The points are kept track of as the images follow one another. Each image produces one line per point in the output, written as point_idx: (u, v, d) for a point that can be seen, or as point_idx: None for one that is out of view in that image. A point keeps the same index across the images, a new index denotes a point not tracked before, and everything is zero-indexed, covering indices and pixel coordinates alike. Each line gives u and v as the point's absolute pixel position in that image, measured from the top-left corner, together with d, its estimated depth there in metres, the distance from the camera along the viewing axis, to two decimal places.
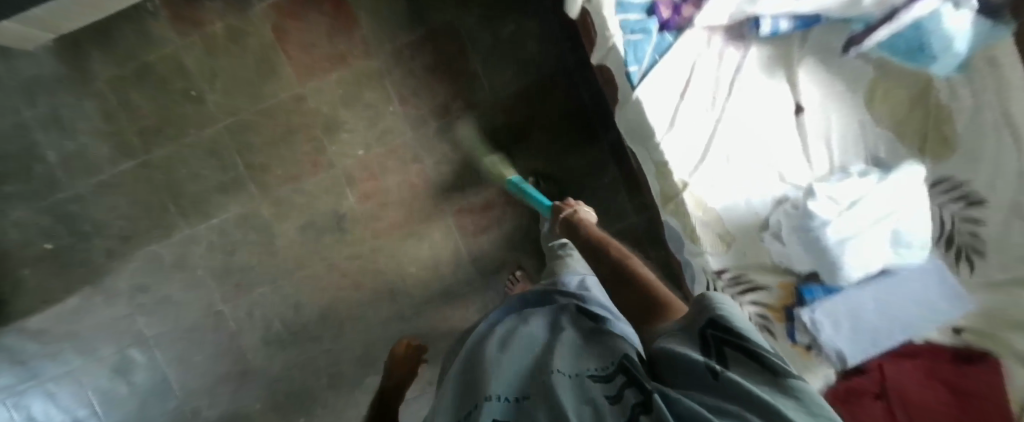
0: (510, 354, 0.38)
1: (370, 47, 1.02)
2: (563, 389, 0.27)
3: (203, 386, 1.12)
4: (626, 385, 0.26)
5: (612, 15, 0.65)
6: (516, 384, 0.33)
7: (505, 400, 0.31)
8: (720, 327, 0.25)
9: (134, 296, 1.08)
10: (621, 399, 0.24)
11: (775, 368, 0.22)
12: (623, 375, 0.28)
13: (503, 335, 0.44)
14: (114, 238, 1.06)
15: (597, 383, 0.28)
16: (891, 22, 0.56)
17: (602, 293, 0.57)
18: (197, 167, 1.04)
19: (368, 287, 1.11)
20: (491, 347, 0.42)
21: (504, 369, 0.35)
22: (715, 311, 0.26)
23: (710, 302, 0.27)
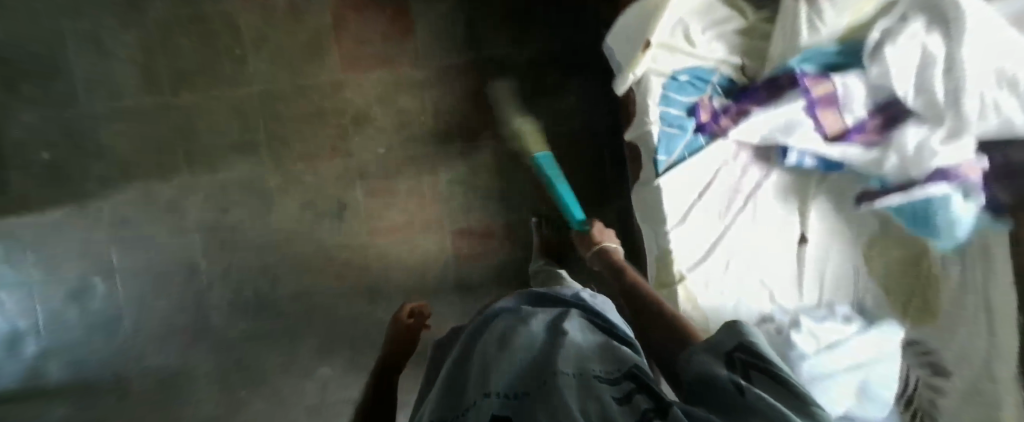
0: (506, 346, 0.37)
1: (418, 57, 1.04)
2: (567, 389, 0.27)
3: (156, 333, 1.10)
4: (636, 389, 0.27)
5: (656, 104, 0.69)
6: (513, 379, 0.32)
7: (500, 397, 0.30)
8: (748, 353, 0.28)
9: (115, 227, 1.07)
10: (631, 400, 0.25)
11: (802, 398, 0.22)
12: (632, 382, 0.28)
13: (499, 325, 0.43)
14: (114, 166, 1.05)
15: (604, 383, 0.28)
16: (906, 193, 0.58)
17: (604, 308, 0.51)
18: (219, 121, 1.05)
19: (350, 281, 1.10)
20: (489, 341, 0.40)
21: (500, 363, 0.34)
22: (747, 339, 0.28)
23: (743, 331, 0.29)
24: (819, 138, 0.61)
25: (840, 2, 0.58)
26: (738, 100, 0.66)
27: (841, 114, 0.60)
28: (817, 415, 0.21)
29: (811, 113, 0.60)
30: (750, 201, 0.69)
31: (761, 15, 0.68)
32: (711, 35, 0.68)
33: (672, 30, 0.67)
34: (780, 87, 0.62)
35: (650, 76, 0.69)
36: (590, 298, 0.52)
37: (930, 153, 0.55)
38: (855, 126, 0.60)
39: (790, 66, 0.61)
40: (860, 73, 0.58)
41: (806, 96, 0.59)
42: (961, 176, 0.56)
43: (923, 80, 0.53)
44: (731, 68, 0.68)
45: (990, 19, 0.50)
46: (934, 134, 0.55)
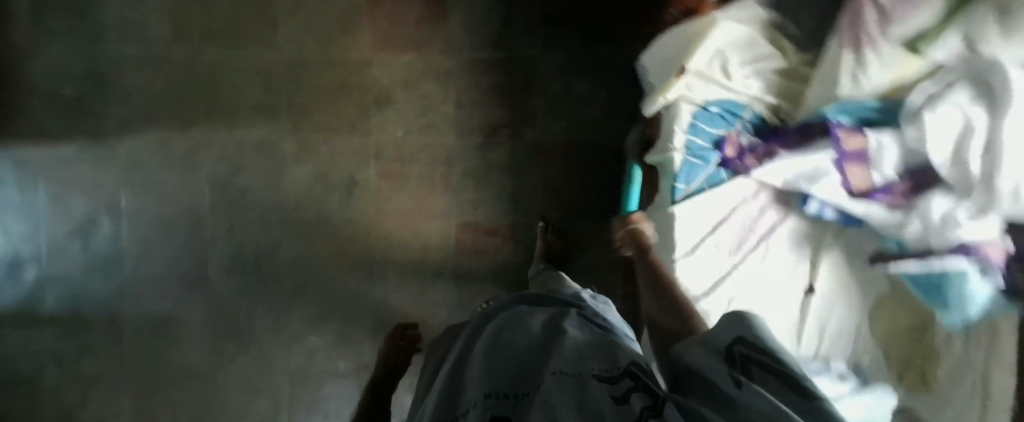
0: (501, 348, 0.38)
1: (450, 45, 1.03)
2: (559, 393, 0.27)
3: (153, 280, 1.11)
4: (634, 388, 0.26)
5: (682, 131, 0.68)
6: (506, 381, 0.33)
7: (493, 399, 0.31)
8: (748, 344, 0.28)
9: (127, 170, 1.08)
10: (628, 401, 0.24)
11: (798, 383, 0.22)
12: (630, 380, 0.27)
13: (496, 324, 0.43)
14: (135, 109, 1.06)
15: (601, 383, 0.28)
16: (922, 260, 0.57)
17: (602, 307, 0.53)
18: (243, 80, 1.05)
19: (350, 257, 1.11)
20: (489, 337, 0.41)
21: (494, 365, 0.35)
22: (748, 334, 0.28)
23: (745, 326, 0.29)
24: (843, 192, 0.61)
25: (888, 58, 0.56)
26: (766, 140, 0.65)
27: (869, 171, 0.59)
28: (812, 396, 0.21)
29: (838, 165, 0.59)
30: (762, 243, 0.69)
31: (804, 57, 0.65)
32: (749, 69, 0.66)
33: (710, 59, 0.66)
34: (811, 134, 0.61)
35: (680, 102, 0.68)
36: (590, 302, 0.52)
37: (954, 225, 0.53)
38: (882, 186, 0.59)
39: (825, 114, 0.60)
40: (895, 133, 0.57)
41: (836, 147, 0.58)
42: (981, 253, 0.54)
43: (959, 151, 0.52)
44: (765, 107, 0.67)
45: None
46: (962, 207, 0.53)
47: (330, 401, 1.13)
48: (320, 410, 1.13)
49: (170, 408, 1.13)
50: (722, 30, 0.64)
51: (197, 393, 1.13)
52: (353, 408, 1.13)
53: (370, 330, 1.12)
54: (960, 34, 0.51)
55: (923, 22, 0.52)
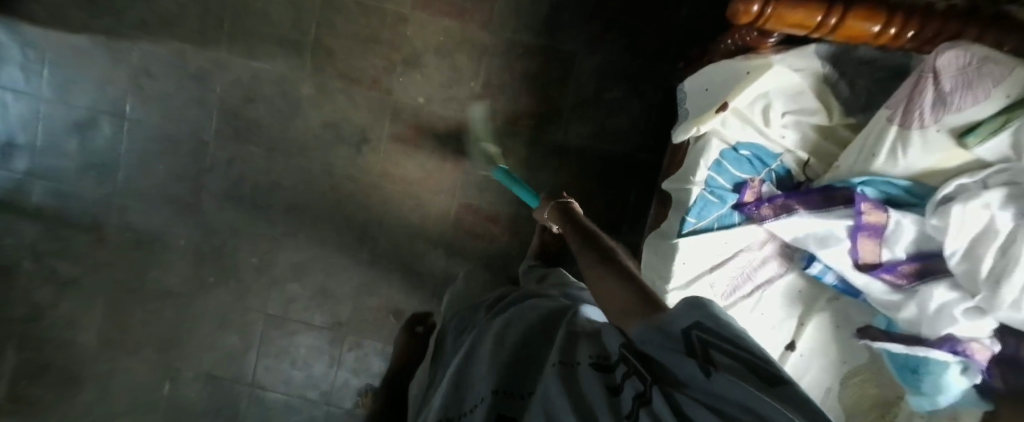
0: (501, 343, 0.39)
1: (491, 21, 1.00)
2: (555, 386, 0.27)
3: (145, 193, 1.09)
4: (626, 376, 0.24)
5: (706, 166, 0.67)
6: (507, 375, 0.34)
7: (498, 397, 0.32)
8: (706, 332, 0.23)
9: (138, 76, 1.04)
10: (622, 391, 0.23)
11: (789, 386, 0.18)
12: (625, 364, 0.26)
13: (500, 320, 0.44)
14: (155, 15, 1.02)
15: (596, 371, 0.27)
16: (908, 346, 0.57)
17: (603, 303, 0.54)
18: (273, 10, 1.01)
19: (346, 212, 1.10)
20: (494, 331, 0.42)
21: (495, 358, 0.36)
22: (706, 318, 0.24)
23: (699, 308, 0.24)
24: (850, 261, 0.60)
25: (933, 144, 0.55)
26: (787, 193, 0.65)
27: (880, 247, 0.59)
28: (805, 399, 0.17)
29: (852, 234, 0.59)
30: (757, 292, 0.69)
31: (848, 121, 0.65)
32: (788, 119, 0.65)
33: (753, 100, 0.64)
34: (832, 200, 0.60)
35: (712, 136, 0.67)
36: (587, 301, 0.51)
37: (948, 320, 0.55)
38: (889, 264, 0.59)
39: (852, 182, 0.59)
40: (917, 219, 0.57)
41: (856, 218, 0.58)
42: (968, 352, 0.55)
43: (976, 246, 0.52)
44: (795, 161, 0.67)
45: None
46: (961, 302, 0.55)
47: (300, 349, 1.14)
48: (289, 356, 1.14)
49: (141, 324, 1.14)
50: (775, 73, 0.62)
51: (171, 315, 1.13)
52: (321, 360, 1.14)
53: (353, 288, 1.12)
54: (1010, 134, 0.51)
55: (980, 113, 0.51)
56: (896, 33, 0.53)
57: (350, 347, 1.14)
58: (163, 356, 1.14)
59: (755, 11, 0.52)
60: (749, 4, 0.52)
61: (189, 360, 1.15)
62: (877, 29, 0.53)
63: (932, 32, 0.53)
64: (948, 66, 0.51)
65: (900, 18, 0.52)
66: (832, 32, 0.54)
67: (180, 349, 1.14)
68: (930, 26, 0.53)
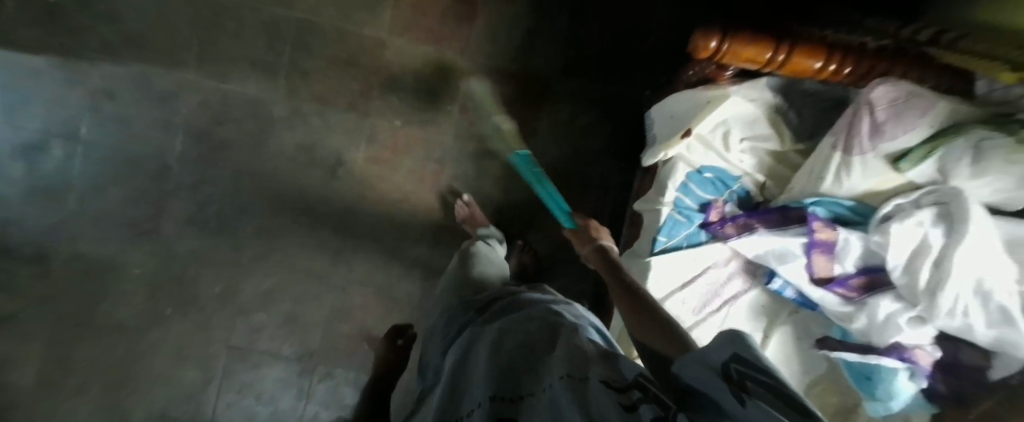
0: (501, 354, 0.43)
1: (468, 48, 1.03)
2: (563, 397, 0.30)
3: (98, 219, 1.03)
4: (643, 399, 0.24)
5: (674, 188, 0.71)
6: (508, 384, 0.38)
7: (497, 402, 0.37)
8: (741, 361, 0.23)
9: (97, 96, 1.00)
10: (637, 410, 0.23)
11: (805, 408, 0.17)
12: (641, 391, 0.26)
13: (498, 330, 0.49)
14: (120, 35, 0.99)
15: (608, 388, 0.27)
16: (862, 355, 0.62)
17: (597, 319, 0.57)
18: (246, 33, 1.01)
19: (319, 236, 1.07)
20: (496, 342, 0.46)
21: (494, 367, 0.41)
22: (745, 347, 0.23)
23: (742, 338, 0.24)
24: (806, 276, 0.65)
25: (871, 169, 0.61)
26: (747, 213, 0.69)
27: (832, 262, 0.64)
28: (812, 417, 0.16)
29: (807, 250, 0.64)
30: (724, 307, 0.72)
31: (798, 147, 0.70)
32: (745, 145, 0.71)
33: (713, 128, 0.70)
34: (788, 219, 0.65)
35: (678, 160, 0.71)
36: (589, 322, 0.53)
37: (895, 329, 0.60)
38: (840, 278, 0.64)
39: (804, 203, 0.65)
40: (863, 236, 0.62)
41: (809, 235, 0.63)
42: (914, 358, 0.60)
43: (916, 261, 0.58)
44: (753, 183, 0.72)
45: (991, 235, 0.55)
46: (905, 312, 0.60)
47: (266, 381, 1.09)
48: (253, 391, 1.09)
49: (88, 361, 1.05)
50: (733, 103, 0.68)
51: (121, 349, 1.06)
52: (288, 393, 1.10)
53: (323, 316, 1.09)
54: (935, 160, 0.57)
55: (907, 143, 0.58)
56: (835, 70, 0.60)
57: (320, 378, 1.10)
58: (111, 395, 1.06)
59: (713, 46, 0.58)
60: (708, 39, 0.57)
61: (140, 398, 1.07)
62: (819, 65, 0.59)
63: (865, 69, 0.60)
64: (879, 100, 0.58)
65: (838, 56, 0.59)
66: (781, 67, 0.60)
67: (130, 387, 1.06)
68: (863, 64, 0.59)
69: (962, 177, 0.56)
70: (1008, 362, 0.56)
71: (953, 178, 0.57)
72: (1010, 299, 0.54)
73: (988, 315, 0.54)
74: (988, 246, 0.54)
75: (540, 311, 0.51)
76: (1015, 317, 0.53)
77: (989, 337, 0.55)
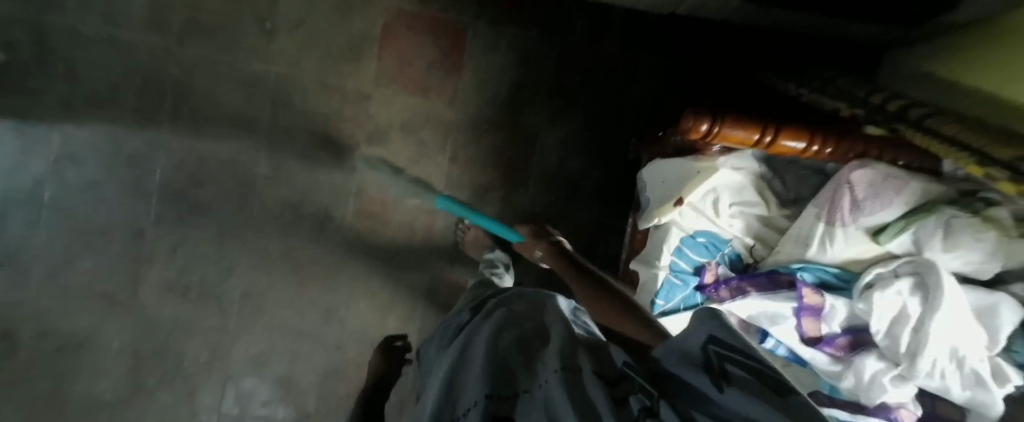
0: (496, 347, 0.44)
1: (456, 99, 1.03)
2: (557, 388, 0.34)
3: (67, 293, 0.98)
4: (632, 391, 0.32)
5: (669, 252, 0.74)
6: (500, 381, 0.39)
7: (493, 399, 0.37)
8: (719, 344, 0.31)
9: (61, 162, 0.95)
10: (628, 402, 0.31)
11: (775, 382, 0.25)
12: (629, 382, 0.33)
13: (495, 326, 0.48)
14: (82, 96, 0.94)
15: (602, 381, 0.33)
16: (852, 413, 0.67)
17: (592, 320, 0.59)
18: (222, 90, 0.97)
19: (309, 295, 1.05)
20: (488, 334, 0.47)
21: (486, 363, 0.41)
22: (717, 332, 0.31)
23: (713, 320, 0.32)
24: (797, 336, 0.69)
25: (852, 238, 0.64)
26: (739, 275, 0.73)
27: (820, 324, 0.68)
28: (783, 391, 0.25)
29: (797, 314, 0.68)
30: None
31: (784, 212, 0.74)
32: (734, 210, 0.73)
33: (703, 195, 0.72)
34: (778, 283, 0.69)
35: (671, 226, 0.74)
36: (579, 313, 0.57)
37: (880, 389, 0.63)
38: (828, 338, 0.68)
39: (792, 268, 0.69)
40: (847, 301, 0.66)
41: (798, 300, 0.67)
42: (898, 417, 0.65)
43: (896, 327, 0.62)
44: (744, 246, 0.75)
45: (961, 299, 0.59)
46: (888, 371, 0.63)
47: None
48: None
49: None
50: (721, 174, 0.71)
51: None
52: None
53: (318, 375, 1.08)
54: (910, 234, 0.62)
55: (886, 217, 0.62)
56: (818, 150, 0.63)
57: None
58: None
59: (703, 128, 0.61)
60: (698, 122, 0.60)
61: None
62: (801, 146, 0.62)
63: (846, 147, 0.63)
64: (858, 180, 0.62)
65: (820, 138, 0.62)
66: (767, 148, 0.63)
67: None
68: (842, 145, 0.63)
69: (936, 250, 0.60)
70: (980, 416, 0.60)
71: (928, 250, 0.60)
72: (982, 363, 0.58)
73: (963, 378, 0.59)
74: (962, 314, 0.59)
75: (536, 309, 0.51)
76: (986, 380, 0.57)
77: (964, 396, 0.59)
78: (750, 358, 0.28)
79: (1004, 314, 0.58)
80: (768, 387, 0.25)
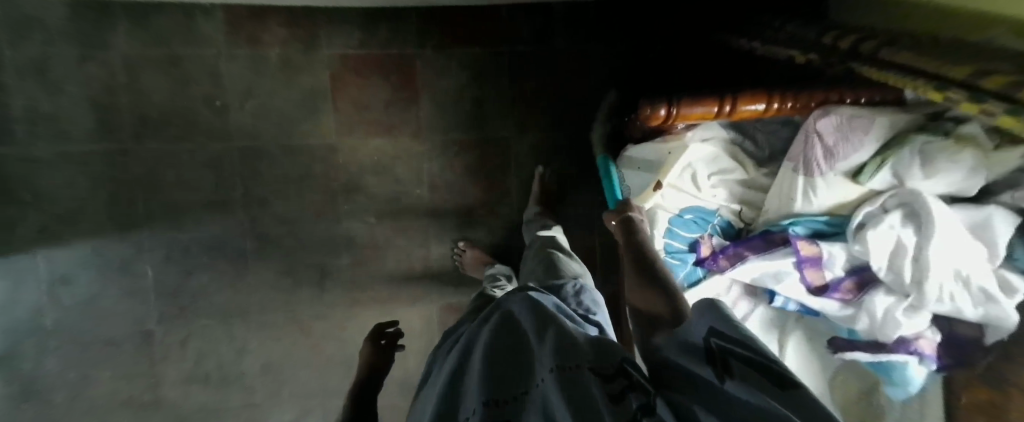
0: (492, 353, 0.44)
1: (420, 129, 1.02)
2: (555, 392, 0.33)
3: (95, 406, 1.00)
4: (629, 386, 0.30)
5: (660, 236, 0.74)
6: (495, 385, 0.39)
7: (490, 407, 0.36)
8: (723, 338, 0.33)
9: (52, 286, 0.95)
10: (625, 398, 0.29)
11: (777, 370, 0.27)
12: (625, 379, 0.32)
13: (492, 332, 0.47)
14: (55, 218, 0.94)
15: (597, 379, 0.32)
16: (873, 354, 0.66)
17: (601, 310, 0.59)
18: (189, 177, 0.97)
19: (325, 353, 1.07)
20: (486, 340, 0.46)
21: (481, 370, 0.41)
22: (722, 328, 0.33)
23: (720, 318, 0.34)
24: (803, 289, 0.69)
25: (833, 184, 0.64)
26: (734, 243, 0.73)
27: (823, 272, 0.68)
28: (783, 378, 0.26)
29: (798, 267, 0.68)
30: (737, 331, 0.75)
31: (763, 171, 0.73)
32: (715, 180, 0.73)
33: (680, 173, 0.72)
34: (773, 242, 0.69)
35: (657, 210, 0.74)
36: (580, 299, 0.58)
37: (894, 324, 0.63)
38: (834, 284, 0.68)
39: (783, 225, 0.69)
40: (844, 247, 0.66)
41: (796, 255, 0.67)
42: (920, 349, 0.64)
43: (895, 260, 0.62)
44: (732, 213, 0.75)
45: (954, 221, 0.58)
46: (899, 304, 0.63)
47: None
48: None
49: None
50: (692, 149, 0.72)
51: None
52: None
53: None
54: (889, 168, 0.61)
55: (861, 157, 0.62)
56: (779, 107, 0.63)
57: None
58: None
59: (661, 114, 0.62)
60: (656, 109, 0.62)
61: None
62: (762, 107, 0.62)
63: (807, 99, 0.64)
64: (824, 128, 0.63)
65: (778, 95, 0.62)
66: (729, 118, 0.63)
67: None
68: (802, 97, 0.63)
69: (916, 178, 0.60)
70: (999, 330, 0.59)
71: (909, 180, 0.60)
72: (988, 279, 0.58)
73: (973, 297, 0.59)
74: (957, 236, 0.58)
75: (529, 306, 0.49)
76: (996, 295, 0.57)
77: (978, 314, 0.59)
78: (752, 351, 0.30)
79: (999, 226, 0.57)
80: (770, 376, 0.27)
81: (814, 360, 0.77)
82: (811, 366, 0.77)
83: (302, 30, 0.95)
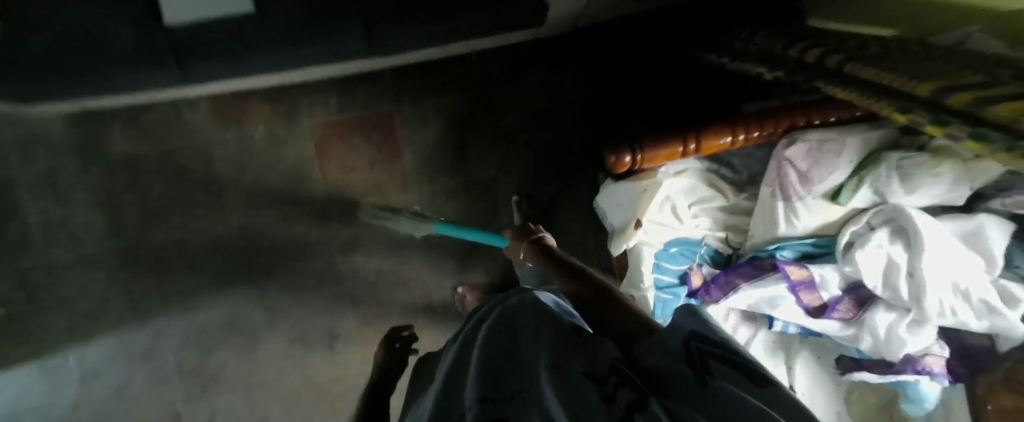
0: (488, 349, 0.41)
1: (406, 182, 1.04)
2: (549, 392, 0.30)
3: None
4: (619, 387, 0.28)
5: (650, 271, 0.72)
6: (492, 384, 0.36)
7: (487, 404, 0.34)
8: (702, 340, 0.30)
9: (85, 380, 1.00)
10: (615, 398, 0.26)
11: (764, 380, 0.25)
12: (618, 381, 0.29)
13: (489, 326, 0.44)
14: (79, 317, 0.98)
15: (590, 382, 0.29)
16: (881, 374, 0.65)
17: None
18: (196, 261, 1.01)
19: (342, 410, 1.13)
20: (483, 335, 0.43)
21: (478, 366, 0.39)
22: (700, 330, 0.31)
23: (700, 322, 0.32)
24: (801, 311, 0.67)
25: (814, 207, 0.62)
26: (724, 271, 0.72)
27: (818, 294, 0.66)
28: (770, 388, 0.25)
29: (792, 291, 0.66)
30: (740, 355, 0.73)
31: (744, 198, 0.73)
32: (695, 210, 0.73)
33: (660, 206, 0.70)
34: (762, 268, 0.67)
35: (642, 246, 0.71)
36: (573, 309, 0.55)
37: (898, 342, 0.61)
38: (831, 304, 0.66)
39: (770, 250, 0.67)
40: (834, 267, 0.65)
41: (787, 279, 0.65)
42: (928, 367, 0.62)
43: (890, 275, 0.60)
44: (717, 240, 0.76)
45: (944, 233, 0.56)
46: (902, 321, 0.61)
47: None
48: None
49: None
50: (667, 183, 0.69)
51: None
52: None
53: None
54: (869, 187, 0.59)
55: (838, 179, 0.60)
56: (745, 137, 0.61)
57: None
58: None
59: (627, 160, 0.62)
60: (620, 156, 0.62)
61: None
62: (729, 140, 0.61)
63: (777, 124, 0.61)
64: (794, 154, 0.60)
65: (742, 126, 0.60)
66: (697, 154, 0.62)
67: None
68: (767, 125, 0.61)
69: (898, 195, 0.58)
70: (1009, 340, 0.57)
71: (891, 197, 0.58)
72: (988, 292, 0.55)
73: (974, 310, 0.56)
74: (947, 248, 0.56)
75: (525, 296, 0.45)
76: (998, 307, 0.55)
77: (984, 326, 0.57)
78: (734, 356, 0.28)
79: (991, 234, 0.55)
80: (755, 387, 0.25)
81: (824, 377, 0.76)
82: (822, 383, 0.76)
83: (282, 104, 0.98)
